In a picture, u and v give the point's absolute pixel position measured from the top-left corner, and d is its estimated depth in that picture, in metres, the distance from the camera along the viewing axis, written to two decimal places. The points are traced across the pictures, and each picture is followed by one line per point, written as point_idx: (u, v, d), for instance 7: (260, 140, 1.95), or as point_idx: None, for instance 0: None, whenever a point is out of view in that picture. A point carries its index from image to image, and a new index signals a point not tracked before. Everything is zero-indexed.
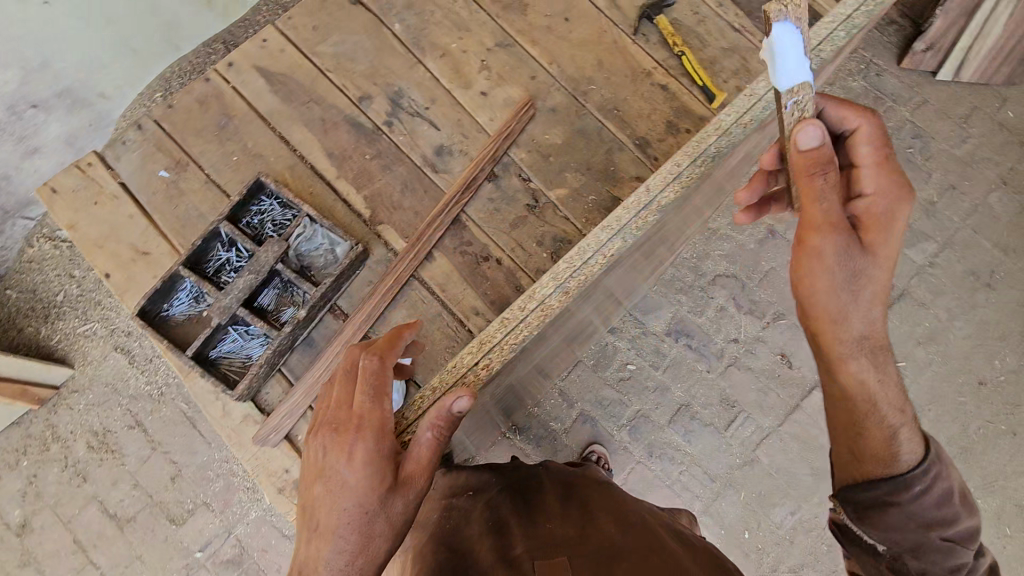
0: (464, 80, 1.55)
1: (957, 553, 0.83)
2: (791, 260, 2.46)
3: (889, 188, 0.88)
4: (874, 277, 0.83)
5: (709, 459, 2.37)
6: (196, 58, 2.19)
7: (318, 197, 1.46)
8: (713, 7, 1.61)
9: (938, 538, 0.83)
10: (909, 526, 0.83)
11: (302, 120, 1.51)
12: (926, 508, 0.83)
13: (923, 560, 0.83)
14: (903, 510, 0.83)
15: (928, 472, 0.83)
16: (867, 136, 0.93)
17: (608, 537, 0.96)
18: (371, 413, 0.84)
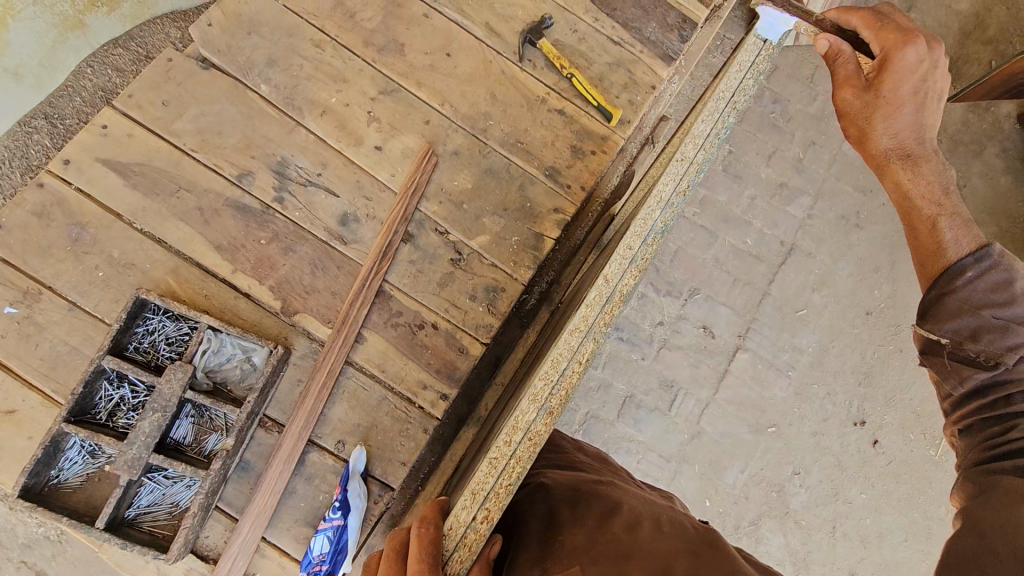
0: (353, 136, 1.42)
1: (1015, 332, 0.96)
2: (694, 237, 2.57)
3: (890, 42, 1.00)
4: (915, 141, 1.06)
5: (661, 442, 2.46)
6: (15, 140, 1.92)
7: (216, 299, 1.29)
8: (590, 22, 1.59)
9: (992, 316, 0.97)
10: (967, 310, 0.99)
11: (177, 214, 1.31)
12: (981, 296, 0.98)
13: (983, 340, 0.98)
14: (958, 296, 0.99)
15: (982, 258, 0.99)
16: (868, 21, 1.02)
17: (619, 531, 0.94)
18: None
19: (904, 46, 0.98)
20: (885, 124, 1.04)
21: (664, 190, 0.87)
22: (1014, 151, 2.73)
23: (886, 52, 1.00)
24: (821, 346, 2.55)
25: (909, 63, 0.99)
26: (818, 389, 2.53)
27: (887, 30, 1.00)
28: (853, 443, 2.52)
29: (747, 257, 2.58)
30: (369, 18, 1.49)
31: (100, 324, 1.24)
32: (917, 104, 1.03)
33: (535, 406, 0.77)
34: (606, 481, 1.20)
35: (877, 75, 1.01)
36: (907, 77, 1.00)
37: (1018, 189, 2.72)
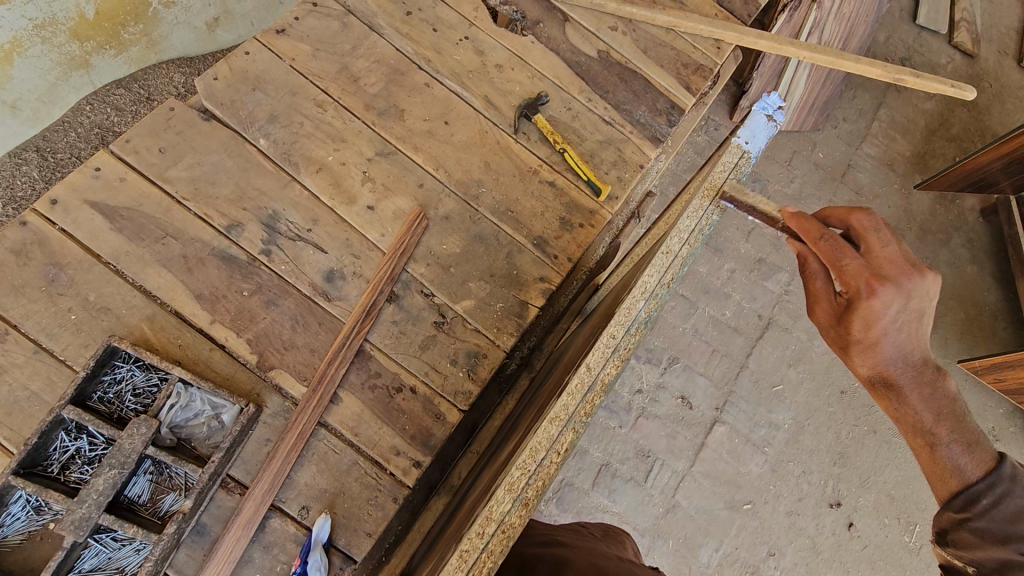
0: (346, 195, 1.44)
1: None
2: (675, 305, 2.62)
3: (858, 287, 1.01)
4: (898, 380, 1.05)
5: (634, 512, 2.40)
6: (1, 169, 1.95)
7: (190, 349, 1.27)
8: (584, 102, 1.67)
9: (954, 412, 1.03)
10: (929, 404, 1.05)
11: (160, 260, 1.30)
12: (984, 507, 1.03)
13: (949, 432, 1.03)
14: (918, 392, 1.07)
15: (994, 489, 1.05)
16: (871, 230, 1.04)
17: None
18: None
19: (871, 291, 1.00)
20: (862, 354, 1.05)
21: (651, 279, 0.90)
22: (977, 242, 2.88)
23: (853, 294, 1.01)
24: (796, 422, 2.57)
25: (877, 312, 1.01)
26: (794, 467, 2.52)
27: (854, 274, 1.01)
28: (828, 526, 2.48)
29: (726, 328, 2.62)
30: (372, 84, 1.55)
31: (65, 369, 1.20)
32: (896, 343, 1.03)
33: (510, 497, 0.76)
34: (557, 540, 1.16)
35: (848, 308, 1.03)
36: (880, 323, 1.01)
37: (983, 277, 2.84)
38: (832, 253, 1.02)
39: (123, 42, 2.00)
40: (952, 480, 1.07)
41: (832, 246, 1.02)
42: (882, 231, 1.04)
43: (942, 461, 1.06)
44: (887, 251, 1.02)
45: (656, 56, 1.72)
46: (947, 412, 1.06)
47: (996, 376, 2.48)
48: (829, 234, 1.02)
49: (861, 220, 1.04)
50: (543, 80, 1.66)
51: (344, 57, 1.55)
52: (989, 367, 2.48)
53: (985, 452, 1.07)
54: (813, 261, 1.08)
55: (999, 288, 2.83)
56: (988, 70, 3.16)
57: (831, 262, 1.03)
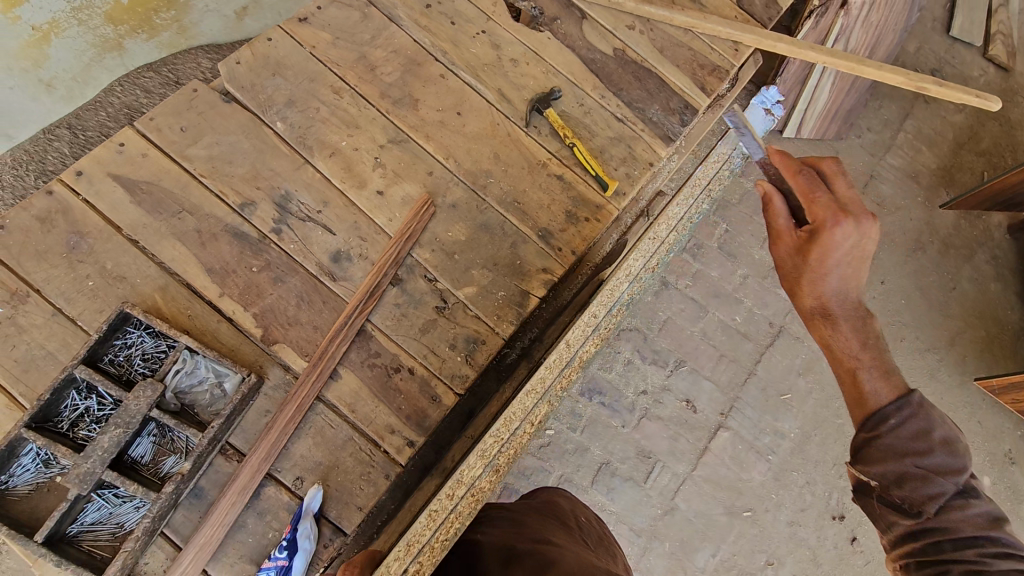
0: (357, 179, 1.47)
1: None
2: (684, 309, 2.60)
3: (824, 215, 1.05)
4: (835, 311, 1.09)
5: (632, 512, 2.40)
6: (35, 146, 2.03)
7: (199, 321, 1.31)
8: (597, 98, 1.68)
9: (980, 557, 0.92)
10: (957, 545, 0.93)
11: (175, 234, 1.35)
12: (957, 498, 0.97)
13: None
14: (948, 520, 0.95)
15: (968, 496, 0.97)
16: (836, 176, 1.10)
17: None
18: None
19: (834, 221, 1.03)
20: (811, 283, 1.09)
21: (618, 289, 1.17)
22: (1002, 259, 2.82)
23: (818, 223, 1.05)
24: (802, 431, 2.54)
25: (835, 240, 1.04)
26: (797, 477, 2.49)
27: (822, 204, 1.05)
28: (830, 538, 2.46)
29: (735, 335, 2.60)
30: (388, 73, 1.58)
31: (80, 333, 1.26)
32: (840, 279, 1.08)
33: (481, 467, 1.08)
34: (545, 539, 1.15)
35: (809, 237, 1.06)
36: (837, 250, 1.04)
37: (1006, 295, 2.78)
38: (804, 186, 1.08)
39: (154, 26, 2.12)
40: (865, 399, 1.05)
41: (806, 180, 1.08)
42: (844, 176, 1.11)
43: (865, 389, 1.05)
44: (851, 192, 1.08)
45: (672, 56, 1.73)
46: (873, 343, 1.08)
47: (1014, 399, 2.44)
48: (807, 169, 1.09)
49: (830, 166, 1.11)
50: (557, 75, 1.67)
51: (363, 46, 1.59)
52: (1008, 388, 2.43)
53: (897, 378, 1.05)
54: (777, 197, 1.12)
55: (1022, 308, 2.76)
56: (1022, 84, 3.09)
57: (803, 194, 1.08)
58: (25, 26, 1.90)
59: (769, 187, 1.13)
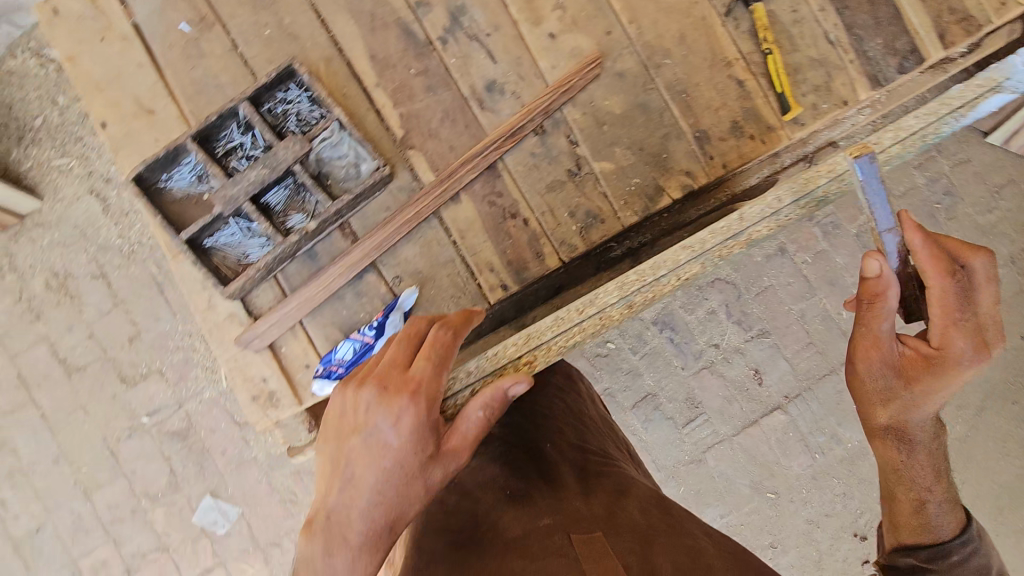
0: (535, 14, 1.40)
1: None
2: (792, 283, 2.42)
3: (952, 345, 1.08)
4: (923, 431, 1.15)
5: (659, 447, 2.43)
6: None
7: (350, 102, 1.35)
8: (816, 8, 1.46)
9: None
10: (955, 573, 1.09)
11: (351, 11, 1.36)
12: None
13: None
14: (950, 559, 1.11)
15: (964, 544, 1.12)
16: (982, 279, 1.10)
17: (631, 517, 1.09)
18: (432, 379, 1.03)
19: (964, 351, 1.07)
20: (905, 404, 1.13)
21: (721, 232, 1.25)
22: None
23: (944, 351, 1.08)
24: (863, 446, 2.41)
25: (956, 363, 1.08)
26: (836, 485, 2.40)
27: (960, 330, 1.08)
28: (842, 552, 2.40)
29: (835, 327, 2.42)
30: None
31: (247, 75, 1.33)
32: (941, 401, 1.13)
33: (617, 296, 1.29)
34: (611, 463, 1.39)
35: (930, 357, 1.10)
36: (952, 381, 1.08)
37: None
38: (941, 295, 1.08)
39: None
40: (931, 529, 1.14)
41: (949, 290, 1.08)
42: (993, 287, 1.10)
43: (925, 518, 1.15)
44: (992, 308, 1.10)
45: None
46: (943, 478, 1.18)
47: None
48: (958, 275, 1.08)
49: (982, 265, 1.09)
50: None
51: None
52: None
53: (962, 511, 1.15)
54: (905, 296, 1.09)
55: None
56: None
57: (941, 308, 1.09)
58: None
59: (887, 288, 1.07)
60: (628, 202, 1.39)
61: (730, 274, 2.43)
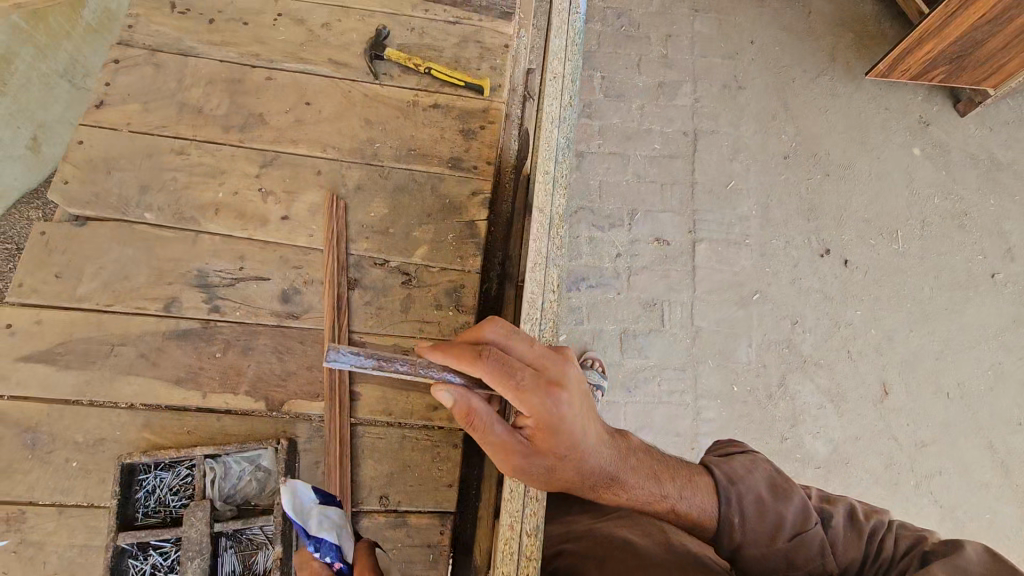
0: (256, 218, 1.40)
1: (789, 512, 0.97)
2: (609, 167, 2.91)
3: (535, 401, 0.88)
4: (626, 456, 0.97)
5: (667, 357, 2.62)
6: None
7: (199, 430, 1.25)
8: (423, 17, 1.64)
9: (751, 534, 0.95)
10: (755, 503, 0.97)
11: (122, 371, 1.27)
12: (763, 545, 0.94)
13: (778, 518, 0.96)
14: (738, 497, 0.97)
15: (730, 490, 0.97)
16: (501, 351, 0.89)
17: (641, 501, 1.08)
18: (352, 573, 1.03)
19: (552, 406, 0.88)
20: (588, 466, 0.92)
21: (536, 277, 1.04)
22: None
23: (535, 414, 0.88)
24: (760, 206, 2.90)
25: (555, 414, 0.89)
26: (776, 243, 2.84)
27: (528, 387, 0.88)
28: (826, 270, 2.82)
29: (659, 159, 2.94)
30: (218, 106, 1.50)
31: (98, 511, 1.19)
32: (591, 437, 0.92)
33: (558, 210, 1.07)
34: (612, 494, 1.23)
35: (535, 439, 0.90)
36: (567, 429, 0.89)
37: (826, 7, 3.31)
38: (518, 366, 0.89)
39: None
40: (694, 518, 0.94)
41: (500, 369, 0.87)
42: (516, 337, 0.91)
43: (690, 507, 0.94)
44: (532, 354, 0.91)
45: None
46: (664, 471, 0.97)
47: (901, 70, 2.91)
48: (513, 344, 0.90)
49: (496, 330, 0.90)
50: (374, 16, 1.63)
51: (177, 96, 1.50)
52: (892, 65, 2.88)
53: (701, 481, 0.98)
54: (480, 407, 0.91)
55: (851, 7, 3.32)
56: None
57: (501, 386, 0.88)
58: None
59: (469, 403, 0.90)
60: (463, 261, 1.41)
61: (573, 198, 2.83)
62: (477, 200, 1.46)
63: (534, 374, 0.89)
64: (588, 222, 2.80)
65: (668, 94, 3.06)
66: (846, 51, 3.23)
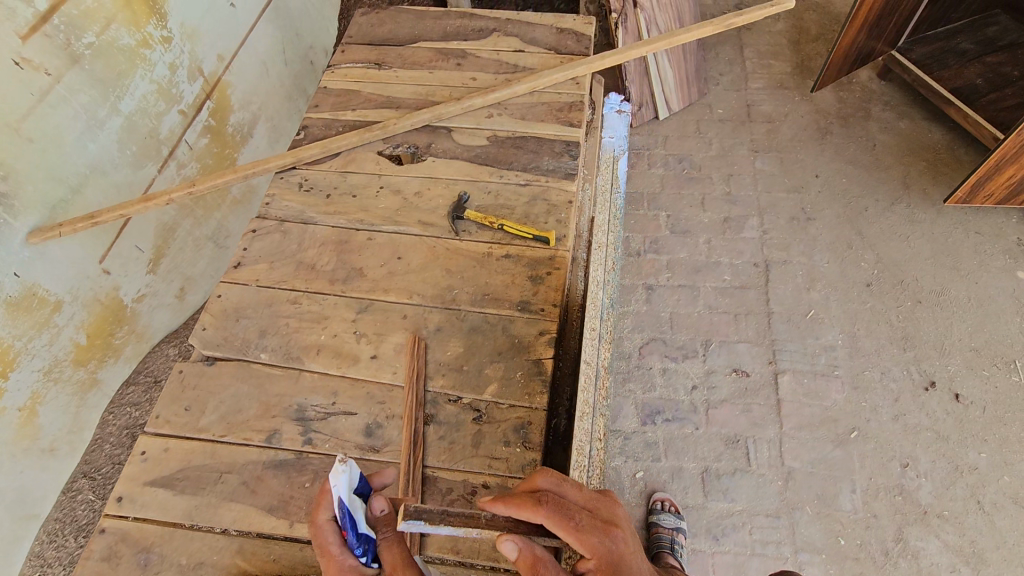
0: (350, 357, 1.60)
1: None
2: (680, 298, 2.97)
3: (595, 541, 0.89)
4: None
5: (757, 499, 2.42)
6: (79, 508, 2.22)
7: (283, 560, 1.34)
8: (498, 182, 1.92)
9: None
10: None
11: (226, 497, 1.41)
12: None
13: None
14: None
15: None
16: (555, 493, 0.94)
17: None
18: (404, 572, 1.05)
19: (609, 541, 0.90)
20: None
21: (584, 427, 1.38)
22: (867, 113, 3.52)
23: (596, 554, 0.89)
24: (845, 335, 2.78)
25: (615, 550, 0.90)
26: (870, 375, 2.67)
27: (587, 527, 0.90)
28: (935, 405, 2.57)
29: (731, 290, 2.97)
30: (327, 263, 1.79)
31: None
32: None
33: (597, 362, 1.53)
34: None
35: None
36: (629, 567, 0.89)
37: (890, 137, 3.40)
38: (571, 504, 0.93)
39: (118, 346, 2.34)
40: None
41: (557, 507, 0.90)
42: (564, 481, 0.97)
43: None
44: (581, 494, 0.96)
45: (534, 116, 2.08)
46: None
47: (984, 194, 2.84)
48: (562, 485, 0.96)
49: (548, 479, 0.96)
50: (457, 184, 1.93)
51: (297, 256, 1.81)
52: (973, 189, 2.82)
53: None
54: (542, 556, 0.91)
55: (916, 138, 3.38)
56: (795, 12, 4.05)
57: (561, 529, 0.90)
58: (14, 411, 1.92)
59: (534, 552, 0.91)
60: (530, 396, 1.49)
61: (643, 317, 2.93)
62: (541, 340, 1.58)
63: (588, 512, 0.93)
64: (661, 353, 2.81)
65: (734, 228, 3.17)
66: (919, 178, 3.23)
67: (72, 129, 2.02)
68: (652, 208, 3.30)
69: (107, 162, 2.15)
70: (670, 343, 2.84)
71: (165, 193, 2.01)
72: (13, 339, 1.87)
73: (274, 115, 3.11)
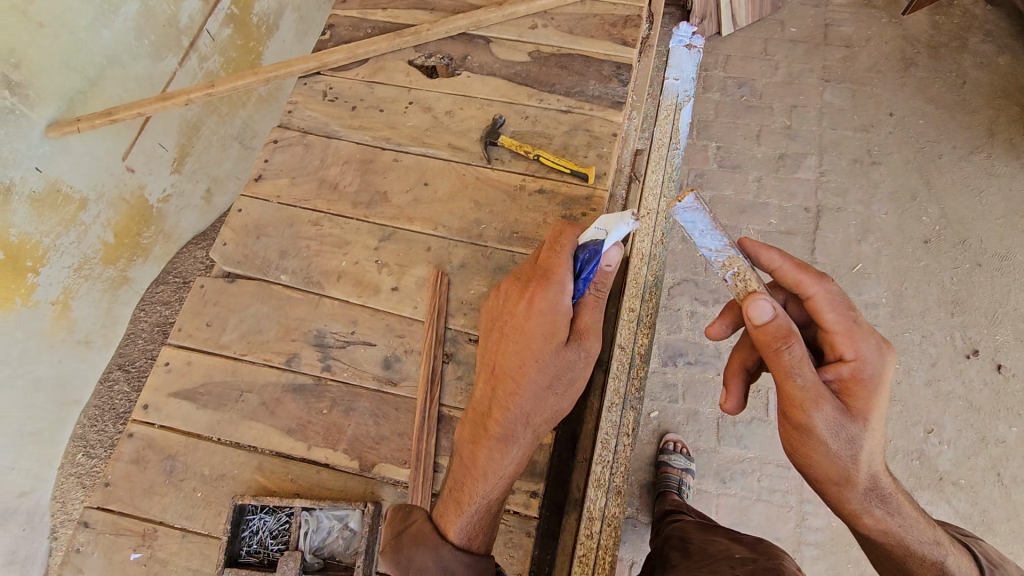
0: (370, 287, 1.55)
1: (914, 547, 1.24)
2: None
3: (859, 343, 1.15)
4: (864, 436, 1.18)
5: (770, 449, 2.41)
6: (116, 397, 2.39)
7: (300, 480, 1.39)
8: (538, 106, 1.75)
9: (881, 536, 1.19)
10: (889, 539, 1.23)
11: (245, 416, 1.45)
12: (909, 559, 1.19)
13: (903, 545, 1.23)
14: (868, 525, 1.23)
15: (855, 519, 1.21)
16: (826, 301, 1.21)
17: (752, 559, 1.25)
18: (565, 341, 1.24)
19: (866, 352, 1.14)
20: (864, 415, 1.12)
21: (613, 416, 1.44)
22: (963, 44, 3.09)
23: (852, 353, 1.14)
24: (891, 294, 2.62)
25: (873, 368, 1.13)
26: (909, 338, 2.54)
27: (854, 329, 1.16)
28: (975, 375, 2.46)
29: (775, 235, 2.80)
30: (350, 184, 1.70)
31: (212, 540, 1.36)
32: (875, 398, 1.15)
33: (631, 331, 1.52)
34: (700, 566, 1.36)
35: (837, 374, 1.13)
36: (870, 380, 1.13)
37: (984, 75, 3.01)
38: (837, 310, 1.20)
39: (145, 246, 2.36)
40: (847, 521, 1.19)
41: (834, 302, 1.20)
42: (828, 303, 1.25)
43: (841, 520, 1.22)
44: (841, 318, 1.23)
45: (583, 30, 1.85)
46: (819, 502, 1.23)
47: None
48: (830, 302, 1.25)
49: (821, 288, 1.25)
50: (492, 105, 1.76)
51: (319, 173, 1.72)
52: None
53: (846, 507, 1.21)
54: None
55: (1014, 78, 2.98)
56: None
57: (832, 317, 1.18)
58: (47, 305, 1.97)
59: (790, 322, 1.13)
60: None
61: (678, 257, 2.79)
62: None
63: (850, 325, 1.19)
64: (691, 295, 2.72)
65: (789, 167, 2.92)
66: (1008, 125, 2.88)
67: (85, 14, 1.88)
68: (702, 138, 3.04)
69: (124, 53, 2.02)
70: (703, 285, 2.73)
71: (184, 92, 1.88)
72: (41, 235, 1.87)
73: (302, 7, 2.87)
